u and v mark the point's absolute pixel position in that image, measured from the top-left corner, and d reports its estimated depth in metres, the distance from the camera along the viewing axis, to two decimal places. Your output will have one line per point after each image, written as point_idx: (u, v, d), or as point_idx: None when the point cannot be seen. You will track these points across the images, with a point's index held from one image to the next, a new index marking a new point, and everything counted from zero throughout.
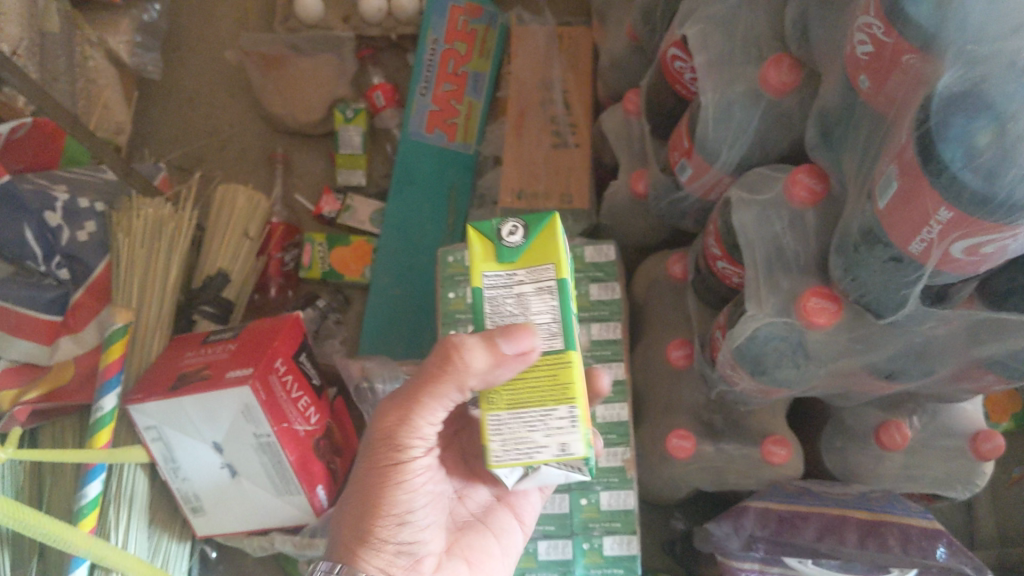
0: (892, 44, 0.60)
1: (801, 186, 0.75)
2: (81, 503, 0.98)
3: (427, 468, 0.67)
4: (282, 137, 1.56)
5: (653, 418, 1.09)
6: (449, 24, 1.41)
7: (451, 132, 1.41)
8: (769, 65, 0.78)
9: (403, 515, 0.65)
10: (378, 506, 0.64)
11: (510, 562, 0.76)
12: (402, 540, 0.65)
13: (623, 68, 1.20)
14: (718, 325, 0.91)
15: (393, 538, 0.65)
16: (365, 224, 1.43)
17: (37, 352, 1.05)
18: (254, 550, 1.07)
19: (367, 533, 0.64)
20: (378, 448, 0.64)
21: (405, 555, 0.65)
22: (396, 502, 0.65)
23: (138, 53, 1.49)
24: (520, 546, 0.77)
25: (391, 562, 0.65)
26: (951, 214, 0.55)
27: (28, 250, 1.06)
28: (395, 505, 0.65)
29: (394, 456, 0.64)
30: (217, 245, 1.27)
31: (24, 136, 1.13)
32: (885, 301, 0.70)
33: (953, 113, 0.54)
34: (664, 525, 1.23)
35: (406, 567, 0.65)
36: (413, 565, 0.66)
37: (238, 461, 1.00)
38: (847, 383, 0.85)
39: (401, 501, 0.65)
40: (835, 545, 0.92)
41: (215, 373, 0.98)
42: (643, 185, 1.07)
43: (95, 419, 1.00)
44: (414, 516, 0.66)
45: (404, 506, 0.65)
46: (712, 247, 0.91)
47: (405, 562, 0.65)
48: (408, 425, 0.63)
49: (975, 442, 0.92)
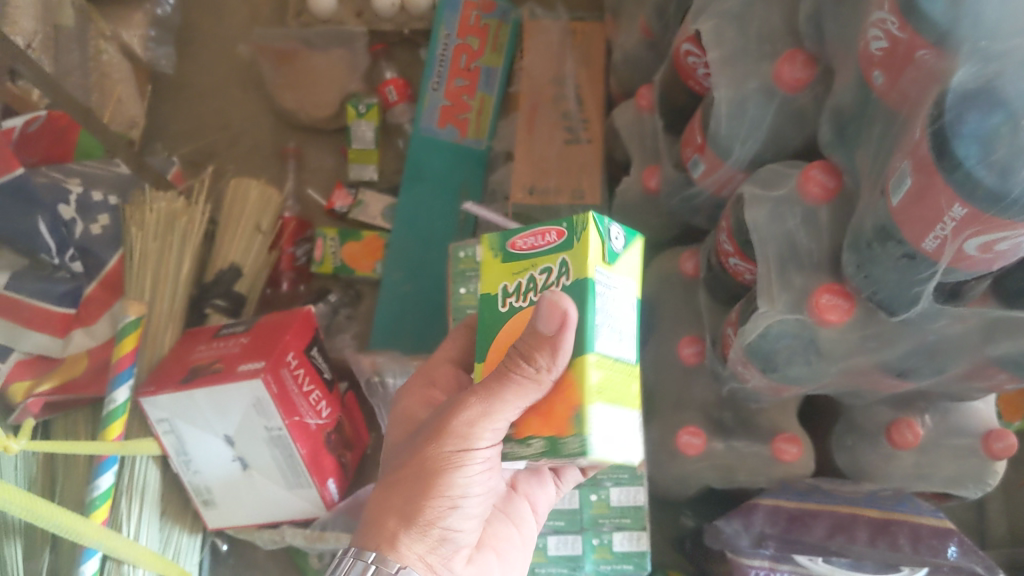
0: (907, 40, 0.60)
1: (814, 182, 0.75)
2: (93, 495, 0.99)
3: (494, 461, 0.59)
4: (294, 132, 1.57)
5: (664, 415, 1.09)
6: (462, 19, 1.42)
7: (463, 127, 1.41)
8: (782, 62, 0.78)
9: (457, 501, 0.59)
10: (432, 490, 0.58)
11: (528, 548, 0.74)
12: (448, 525, 0.60)
13: (636, 64, 1.19)
14: (730, 322, 0.91)
15: (439, 522, 0.59)
16: (376, 219, 1.44)
17: (49, 344, 1.05)
18: (264, 543, 1.08)
19: (413, 514, 0.58)
20: (447, 431, 0.57)
21: (446, 542, 0.60)
22: (453, 489, 0.58)
23: (151, 46, 1.51)
24: (533, 537, 0.75)
25: (430, 549, 0.59)
26: (965, 211, 0.55)
27: (41, 243, 1.05)
28: (451, 491, 0.58)
29: (462, 445, 0.57)
30: (230, 239, 1.28)
31: (37, 130, 1.13)
32: (898, 299, 0.70)
33: (967, 110, 0.54)
34: (674, 522, 1.23)
35: (444, 556, 0.60)
36: (450, 553, 0.61)
37: (250, 454, 1.00)
38: (860, 380, 0.85)
39: (458, 489, 0.58)
40: (845, 543, 0.91)
41: (226, 366, 0.98)
42: (655, 181, 1.07)
43: (107, 412, 1.01)
44: (466, 504, 0.60)
45: (459, 492, 0.59)
46: (724, 243, 0.91)
47: (444, 551, 0.60)
48: (485, 412, 0.55)
49: (988, 440, 0.91)
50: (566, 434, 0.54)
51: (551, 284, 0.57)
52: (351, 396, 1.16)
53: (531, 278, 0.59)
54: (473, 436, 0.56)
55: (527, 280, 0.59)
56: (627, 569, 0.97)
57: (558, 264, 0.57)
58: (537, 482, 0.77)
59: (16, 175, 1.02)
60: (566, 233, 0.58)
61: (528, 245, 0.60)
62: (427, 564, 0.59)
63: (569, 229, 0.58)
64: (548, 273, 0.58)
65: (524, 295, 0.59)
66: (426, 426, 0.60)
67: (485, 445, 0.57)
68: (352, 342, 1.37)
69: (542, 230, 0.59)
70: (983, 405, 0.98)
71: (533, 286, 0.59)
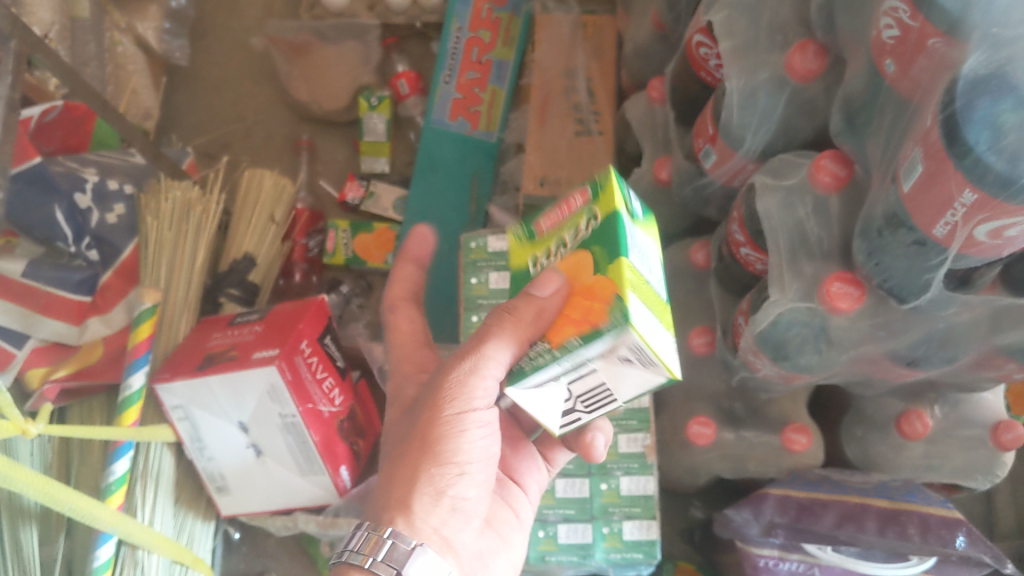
0: (918, 28, 0.60)
1: (825, 171, 0.75)
2: (109, 480, 1.00)
3: (489, 425, 0.62)
4: (306, 124, 1.58)
5: (674, 405, 1.10)
6: (474, 12, 1.42)
7: (474, 120, 1.41)
8: (794, 51, 0.78)
9: (464, 467, 0.61)
10: (439, 455, 0.60)
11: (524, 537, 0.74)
12: (457, 493, 0.61)
13: (647, 57, 1.20)
14: (741, 312, 0.92)
15: (449, 489, 0.60)
16: (388, 211, 1.44)
17: (65, 331, 1.07)
18: (277, 529, 1.10)
19: (420, 484, 0.59)
20: (444, 390, 0.60)
21: (459, 513, 0.61)
22: (459, 453, 0.60)
23: (166, 39, 1.53)
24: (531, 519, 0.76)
25: (443, 521, 0.60)
26: (975, 197, 0.55)
27: (58, 231, 1.09)
28: (457, 456, 0.60)
29: (461, 407, 0.60)
30: (243, 229, 1.29)
31: (54, 120, 1.15)
32: (908, 286, 0.71)
33: (977, 97, 0.55)
34: (682, 514, 1.24)
35: (457, 527, 0.61)
36: (463, 525, 0.61)
37: (264, 441, 1.02)
38: (870, 370, 0.85)
39: (463, 453, 0.61)
40: (854, 532, 0.91)
41: (241, 354, 0.99)
42: (666, 172, 1.08)
43: (123, 398, 1.02)
44: (470, 470, 0.61)
45: (465, 458, 0.61)
46: (735, 233, 0.91)
47: (456, 521, 0.61)
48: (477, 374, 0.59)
49: (997, 432, 0.92)
50: (609, 321, 0.50)
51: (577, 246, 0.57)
52: (364, 385, 1.17)
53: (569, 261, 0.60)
54: (469, 388, 0.59)
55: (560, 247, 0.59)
56: (636, 557, 0.97)
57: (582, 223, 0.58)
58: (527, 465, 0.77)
59: (33, 164, 1.04)
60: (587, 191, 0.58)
61: (558, 214, 0.60)
62: (442, 536, 0.60)
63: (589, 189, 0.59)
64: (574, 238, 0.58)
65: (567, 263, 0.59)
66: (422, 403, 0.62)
67: (481, 403, 0.60)
68: (364, 332, 1.39)
69: (564, 203, 0.60)
70: (992, 396, 0.98)
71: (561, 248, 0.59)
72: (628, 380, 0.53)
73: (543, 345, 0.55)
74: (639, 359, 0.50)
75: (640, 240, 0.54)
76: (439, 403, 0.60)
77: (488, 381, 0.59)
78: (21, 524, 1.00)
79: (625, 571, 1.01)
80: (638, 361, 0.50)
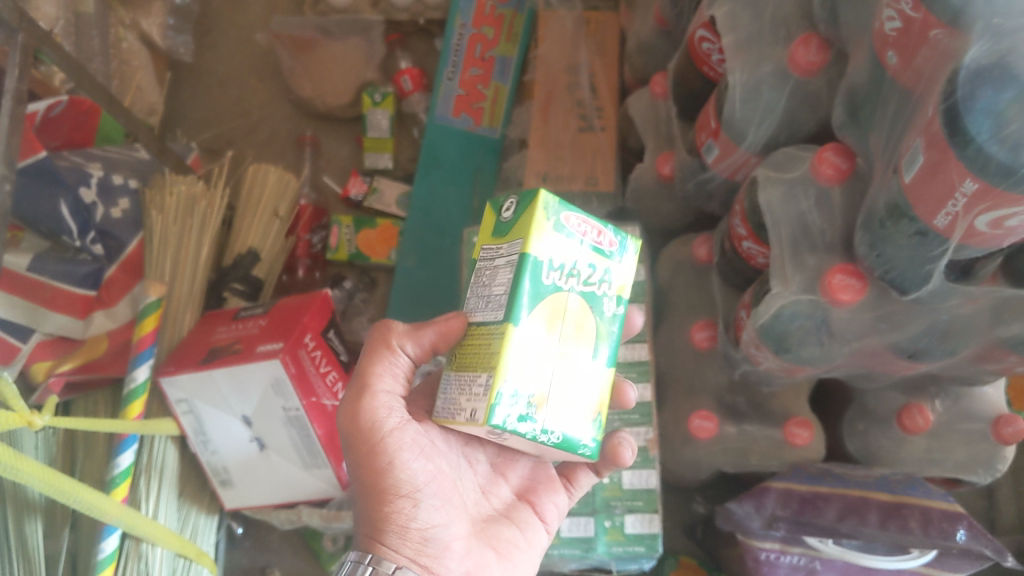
0: (920, 19, 0.60)
1: (827, 164, 0.76)
2: (114, 473, 1.00)
3: (417, 445, 0.67)
4: (310, 120, 1.58)
5: (676, 399, 1.10)
6: (477, 10, 1.42)
7: (477, 116, 1.42)
8: (797, 45, 0.78)
9: (415, 495, 0.66)
10: (383, 493, 0.66)
11: (537, 555, 0.76)
12: (423, 523, 0.67)
13: (651, 53, 1.20)
14: (743, 305, 0.92)
15: (412, 522, 0.66)
16: (391, 207, 1.45)
17: (71, 325, 1.07)
18: (280, 522, 1.11)
19: (386, 522, 0.66)
20: (359, 434, 0.66)
21: (433, 540, 0.67)
22: (402, 484, 0.66)
23: (170, 35, 1.53)
24: (545, 545, 0.77)
25: (418, 550, 0.66)
26: (976, 186, 0.56)
27: (63, 225, 1.08)
28: (402, 487, 0.66)
29: (377, 440, 0.66)
30: (248, 224, 1.30)
31: (59, 114, 1.16)
32: (910, 277, 0.71)
33: (979, 86, 0.54)
34: (685, 509, 1.24)
35: (434, 553, 0.67)
36: (442, 550, 0.67)
37: (267, 435, 1.02)
38: (872, 362, 0.85)
39: (407, 483, 0.66)
40: (856, 526, 0.92)
41: (245, 347, 0.99)
42: (669, 168, 1.07)
43: (128, 391, 1.02)
44: (423, 494, 0.67)
45: (410, 486, 0.66)
46: (738, 227, 0.92)
47: (432, 547, 0.67)
48: (370, 403, 0.66)
49: (998, 426, 0.92)
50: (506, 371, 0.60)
51: (592, 284, 0.62)
52: None
53: (602, 296, 0.62)
54: (372, 417, 0.66)
55: (571, 265, 0.60)
56: (638, 551, 0.97)
57: (603, 270, 0.62)
58: (546, 491, 0.78)
59: (40, 158, 1.05)
60: (616, 244, 0.63)
61: (580, 230, 0.61)
62: (422, 564, 0.66)
63: (619, 243, 0.63)
64: (592, 273, 0.62)
65: (567, 277, 0.60)
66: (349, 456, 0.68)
67: (392, 425, 0.66)
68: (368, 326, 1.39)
69: (593, 223, 0.62)
70: (993, 391, 0.99)
71: (574, 274, 0.61)
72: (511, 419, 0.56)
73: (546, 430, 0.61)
74: (451, 404, 0.61)
75: (505, 277, 0.59)
76: (365, 450, 0.66)
77: (382, 398, 0.67)
78: (26, 517, 1.00)
79: (628, 565, 1.01)
80: (451, 407, 0.61)
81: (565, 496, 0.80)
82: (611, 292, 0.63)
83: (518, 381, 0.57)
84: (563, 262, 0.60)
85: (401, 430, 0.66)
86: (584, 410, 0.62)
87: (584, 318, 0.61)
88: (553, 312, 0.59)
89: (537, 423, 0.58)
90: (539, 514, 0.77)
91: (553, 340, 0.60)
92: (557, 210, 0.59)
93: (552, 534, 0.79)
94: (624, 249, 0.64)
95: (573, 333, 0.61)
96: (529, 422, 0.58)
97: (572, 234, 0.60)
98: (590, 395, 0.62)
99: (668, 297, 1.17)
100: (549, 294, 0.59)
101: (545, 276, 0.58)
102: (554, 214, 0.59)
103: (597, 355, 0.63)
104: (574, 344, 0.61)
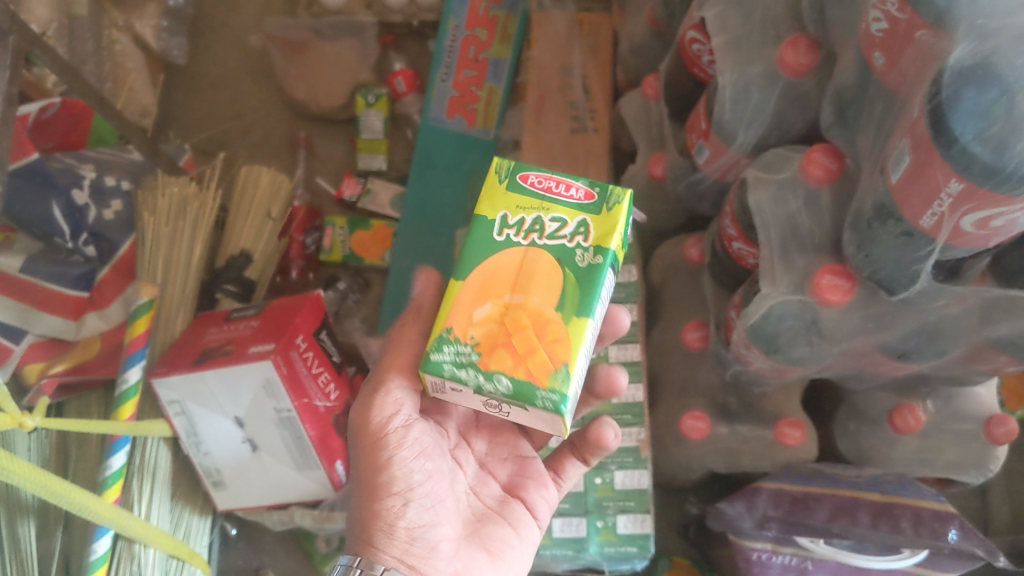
0: (906, 21, 0.61)
1: (816, 165, 0.76)
2: (106, 474, 1.00)
3: (415, 444, 0.68)
4: (305, 122, 1.58)
5: (669, 400, 1.10)
6: (470, 10, 1.43)
7: (471, 117, 1.42)
8: (786, 46, 0.78)
9: (407, 494, 0.67)
10: (375, 491, 0.66)
11: (530, 553, 0.76)
12: (411, 522, 0.66)
13: (644, 54, 1.20)
14: (733, 305, 0.92)
15: (401, 521, 0.66)
16: (385, 208, 1.45)
17: (62, 327, 1.07)
18: (273, 523, 1.12)
19: (376, 521, 0.66)
20: (363, 429, 0.67)
21: (420, 540, 0.67)
22: (396, 482, 0.66)
23: (164, 37, 1.53)
24: (538, 540, 0.77)
25: (406, 549, 0.66)
26: (961, 186, 0.56)
27: (57, 227, 1.10)
28: (395, 485, 0.66)
29: (380, 436, 0.66)
30: (241, 224, 1.30)
31: (53, 116, 1.17)
32: (897, 277, 0.71)
33: (963, 87, 0.55)
34: (678, 509, 1.24)
35: (422, 553, 0.66)
36: (429, 550, 0.67)
37: (259, 435, 1.02)
38: (862, 363, 0.86)
39: (400, 481, 0.67)
40: (847, 526, 0.92)
41: (237, 348, 0.99)
42: (660, 169, 1.07)
43: (120, 392, 1.02)
44: (415, 494, 0.67)
45: (404, 485, 0.67)
46: (728, 228, 0.92)
47: (419, 547, 0.66)
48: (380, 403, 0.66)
49: (989, 426, 0.92)
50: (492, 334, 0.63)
51: (560, 236, 0.61)
52: (360, 379, 1.18)
53: (573, 247, 0.61)
54: (379, 413, 0.66)
55: (531, 219, 0.62)
56: (631, 551, 0.97)
57: (576, 222, 0.61)
58: (535, 486, 0.79)
59: (32, 160, 1.07)
60: (595, 197, 0.62)
61: (543, 187, 0.63)
62: (408, 564, 0.65)
63: (599, 195, 0.62)
64: (560, 225, 0.61)
65: (526, 232, 0.62)
66: (354, 456, 0.69)
67: (395, 423, 0.67)
68: (360, 327, 1.40)
69: (563, 180, 0.63)
70: (985, 391, 0.99)
71: (537, 229, 0.62)
72: (433, 365, 0.58)
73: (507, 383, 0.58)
74: None
75: None
76: (371, 447, 0.67)
77: (395, 395, 0.67)
78: (19, 518, 1.00)
79: (619, 565, 1.01)
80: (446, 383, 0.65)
81: (554, 489, 0.80)
82: (587, 242, 0.60)
83: (458, 331, 0.59)
84: (522, 218, 0.62)
85: (404, 429, 0.67)
86: (546, 364, 0.58)
87: (551, 271, 0.60)
88: (509, 266, 0.61)
89: (479, 372, 0.58)
90: (532, 510, 0.78)
91: (504, 292, 0.60)
92: (512, 172, 0.64)
93: (544, 529, 0.79)
94: (607, 195, 0.62)
95: (528, 283, 0.60)
96: (468, 369, 0.58)
97: (532, 193, 0.63)
98: (555, 347, 0.58)
99: (661, 298, 1.17)
100: (503, 248, 0.61)
101: (499, 235, 0.62)
102: (507, 175, 0.64)
103: (565, 306, 0.59)
104: (530, 295, 0.60)
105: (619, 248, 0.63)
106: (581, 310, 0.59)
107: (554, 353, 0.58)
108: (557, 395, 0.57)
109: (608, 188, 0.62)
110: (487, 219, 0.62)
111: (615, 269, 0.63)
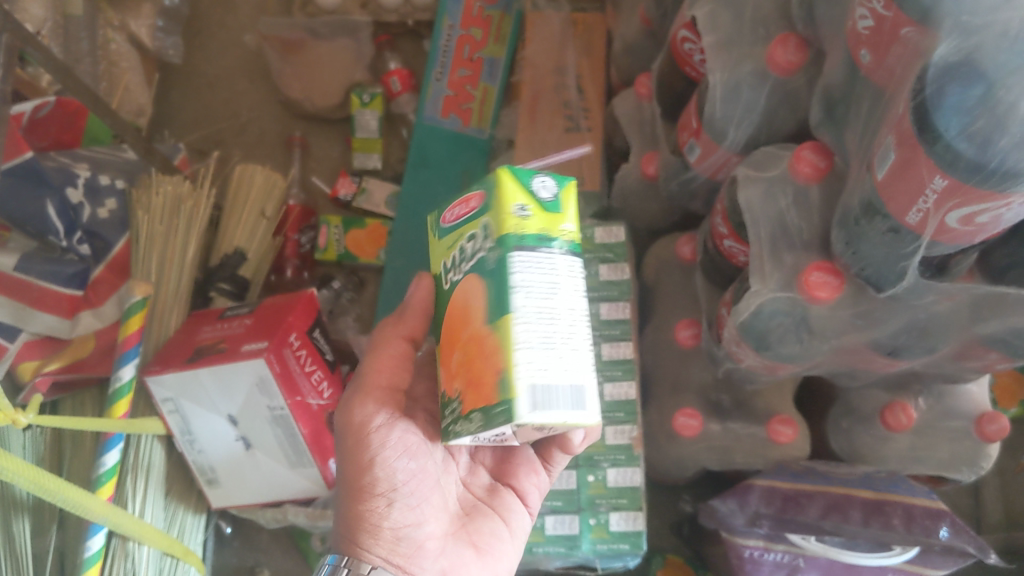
0: (891, 18, 0.61)
1: (805, 162, 0.76)
2: (99, 472, 1.00)
3: (401, 442, 0.67)
4: (299, 122, 1.59)
5: (661, 398, 1.10)
6: (465, 10, 1.43)
7: (466, 116, 1.43)
8: (776, 44, 0.78)
9: (391, 494, 0.67)
10: (361, 490, 0.67)
11: (520, 544, 0.77)
12: (396, 523, 0.67)
13: (637, 53, 1.21)
14: (724, 303, 0.92)
15: (386, 522, 0.67)
16: (380, 207, 1.45)
17: (58, 326, 1.07)
18: (267, 521, 1.12)
19: (362, 520, 0.67)
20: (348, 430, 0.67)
21: (405, 540, 0.67)
22: (380, 483, 0.67)
23: (160, 36, 1.53)
24: (528, 528, 0.79)
25: (391, 550, 0.67)
26: (946, 182, 0.56)
27: (51, 225, 1.09)
28: (379, 486, 0.67)
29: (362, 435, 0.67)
30: (236, 223, 1.31)
31: (47, 116, 1.19)
32: (885, 274, 0.71)
33: (947, 83, 0.55)
34: (672, 507, 1.25)
35: (408, 553, 0.67)
36: (416, 550, 0.68)
37: (252, 434, 1.03)
38: (852, 360, 0.86)
39: (385, 482, 0.67)
40: (839, 522, 0.92)
41: (230, 347, 1.00)
42: (654, 168, 1.09)
43: (113, 390, 1.02)
44: (402, 494, 0.68)
45: (388, 485, 0.67)
46: (719, 226, 0.92)
47: (405, 548, 0.67)
48: (363, 403, 0.67)
49: (981, 424, 0.92)
50: None
51: (474, 250, 0.57)
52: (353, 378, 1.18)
53: (482, 253, 0.55)
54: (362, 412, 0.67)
55: (458, 251, 0.59)
56: (623, 548, 0.98)
57: (480, 228, 0.56)
58: (525, 471, 0.79)
59: (27, 159, 1.06)
60: (484, 196, 0.57)
61: (456, 215, 0.60)
62: (395, 564, 0.67)
63: (485, 192, 0.57)
64: (472, 240, 0.57)
65: (457, 265, 0.59)
66: (342, 455, 0.69)
67: (379, 422, 0.67)
68: (353, 325, 1.39)
69: (466, 198, 0.59)
70: (976, 389, 0.99)
71: (461, 256, 0.59)
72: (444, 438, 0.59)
73: (472, 416, 0.54)
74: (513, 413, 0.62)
75: None
76: (356, 446, 0.67)
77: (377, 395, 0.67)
78: (14, 515, 1.01)
79: (612, 563, 1.02)
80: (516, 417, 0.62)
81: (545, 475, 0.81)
82: (489, 240, 0.55)
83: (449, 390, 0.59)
84: (454, 255, 0.60)
85: (388, 428, 0.67)
86: (494, 376, 0.52)
87: (477, 289, 0.56)
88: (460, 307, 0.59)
89: (463, 419, 0.56)
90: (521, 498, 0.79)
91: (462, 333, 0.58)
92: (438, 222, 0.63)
93: (535, 515, 0.80)
94: (486, 191, 0.57)
95: (468, 313, 0.57)
96: (458, 421, 0.56)
97: (451, 227, 0.61)
98: (492, 358, 0.53)
99: (655, 297, 1.17)
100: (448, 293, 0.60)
101: (446, 282, 0.61)
102: (438, 228, 0.63)
103: (491, 314, 0.54)
104: (473, 322, 0.56)
105: (544, 211, 0.56)
106: (497, 311, 0.53)
107: (494, 363, 0.52)
108: (507, 405, 0.50)
109: (489, 178, 0.57)
110: (439, 276, 0.62)
111: (535, 241, 0.54)
